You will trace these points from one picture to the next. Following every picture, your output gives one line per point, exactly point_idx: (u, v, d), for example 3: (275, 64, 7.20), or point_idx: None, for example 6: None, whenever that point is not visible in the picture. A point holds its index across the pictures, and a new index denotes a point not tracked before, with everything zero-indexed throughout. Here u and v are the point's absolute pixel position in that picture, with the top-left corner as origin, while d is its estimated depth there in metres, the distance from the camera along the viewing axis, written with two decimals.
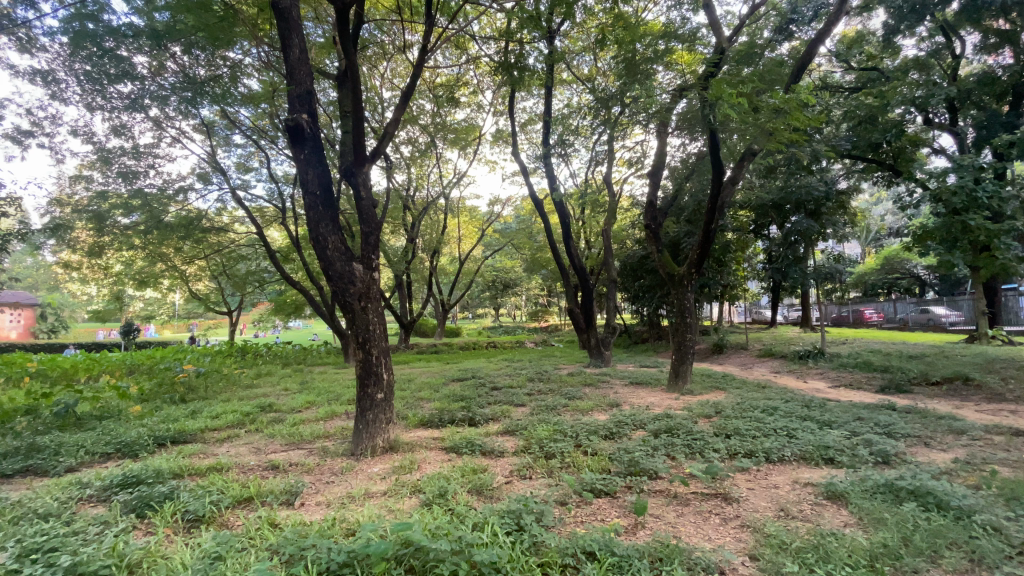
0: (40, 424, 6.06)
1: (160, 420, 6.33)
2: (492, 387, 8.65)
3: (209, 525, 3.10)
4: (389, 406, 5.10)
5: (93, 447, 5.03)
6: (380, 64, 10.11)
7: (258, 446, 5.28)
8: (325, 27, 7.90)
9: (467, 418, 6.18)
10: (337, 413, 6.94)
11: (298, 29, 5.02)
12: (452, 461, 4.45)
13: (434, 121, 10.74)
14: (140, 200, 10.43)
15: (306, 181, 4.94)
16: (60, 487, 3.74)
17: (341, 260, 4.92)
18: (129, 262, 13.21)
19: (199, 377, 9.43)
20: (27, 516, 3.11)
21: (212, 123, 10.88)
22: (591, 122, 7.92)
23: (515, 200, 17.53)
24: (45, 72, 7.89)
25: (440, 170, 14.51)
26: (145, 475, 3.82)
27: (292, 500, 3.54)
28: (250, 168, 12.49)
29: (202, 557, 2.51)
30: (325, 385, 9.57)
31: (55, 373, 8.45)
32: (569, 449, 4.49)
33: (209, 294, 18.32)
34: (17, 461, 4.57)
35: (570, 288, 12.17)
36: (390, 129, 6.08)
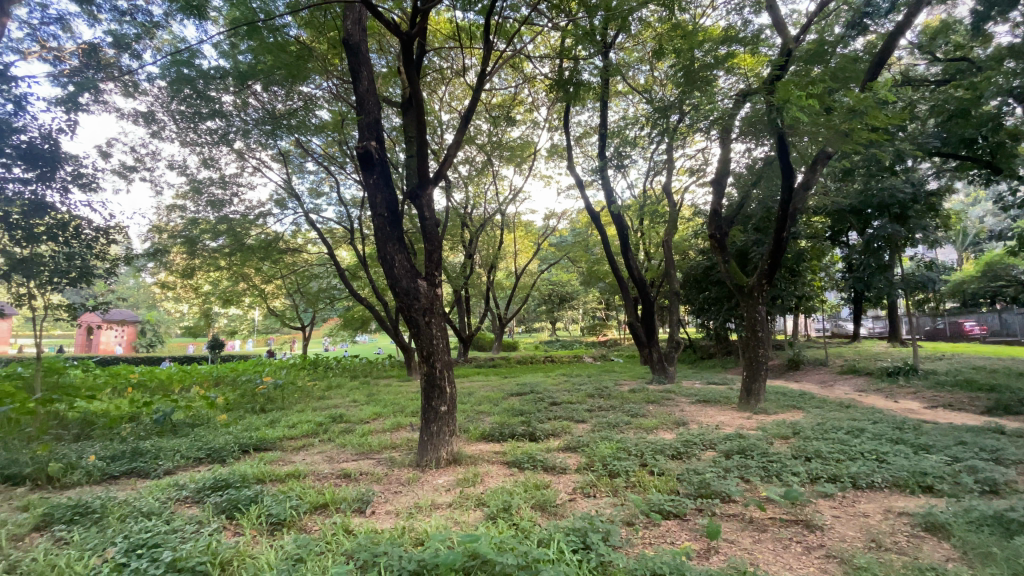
0: (142, 431, 6.71)
1: (244, 429, 6.83)
2: (551, 403, 8.57)
3: (289, 528, 3.30)
4: (452, 419, 5.18)
5: (187, 452, 5.51)
6: (439, 89, 10.54)
7: (331, 455, 5.56)
8: (389, 57, 8.37)
9: (527, 432, 6.17)
10: (403, 425, 7.17)
11: (367, 61, 5.36)
12: (514, 476, 4.46)
13: (490, 140, 10.98)
14: (226, 225, 11.45)
15: (374, 204, 5.21)
16: (161, 488, 4.12)
17: (407, 277, 5.11)
18: (216, 282, 14.40)
19: (277, 389, 10.10)
20: (133, 513, 3.45)
21: (289, 152, 11.74)
22: (650, 132, 7.79)
23: (571, 213, 17.45)
24: (147, 114, 8.90)
25: (496, 187, 14.77)
26: (232, 479, 4.13)
27: (364, 508, 3.69)
28: (321, 192, 13.30)
29: (285, 558, 2.67)
30: (391, 397, 9.91)
31: (154, 383, 9.37)
32: (634, 468, 4.35)
33: (285, 310, 19.58)
34: (125, 463, 5.08)
35: (631, 302, 11.90)
36: (452, 151, 6.27)
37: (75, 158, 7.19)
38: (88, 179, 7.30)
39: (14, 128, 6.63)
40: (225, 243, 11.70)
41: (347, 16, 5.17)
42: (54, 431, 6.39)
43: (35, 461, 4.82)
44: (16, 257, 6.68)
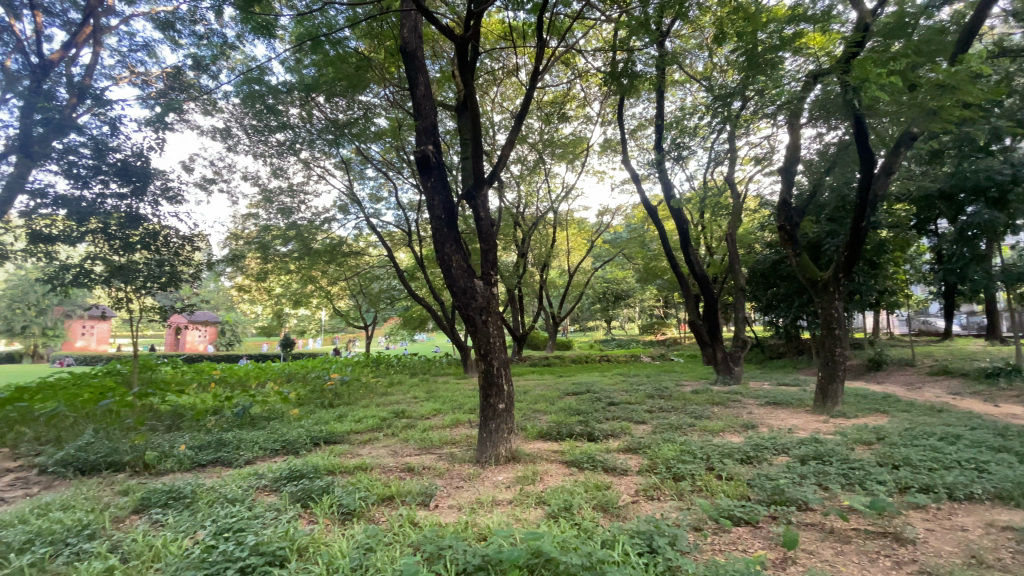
0: (225, 423, 7.25)
1: (314, 423, 7.21)
2: (610, 403, 8.43)
3: (358, 519, 3.44)
4: (511, 417, 5.21)
5: (264, 444, 5.89)
6: (491, 90, 10.64)
7: (395, 449, 5.76)
8: (443, 61, 8.54)
9: (585, 432, 6.10)
10: (462, 421, 7.30)
11: (423, 68, 5.50)
12: (574, 476, 4.42)
13: (542, 138, 10.93)
14: (295, 231, 12.16)
15: (432, 206, 5.34)
16: (243, 477, 4.44)
17: (464, 277, 5.19)
18: (286, 284, 15.29)
19: (343, 386, 10.59)
20: (220, 500, 3.73)
21: (350, 160, 12.29)
22: (710, 121, 7.47)
23: (626, 208, 17.05)
24: (223, 129, 9.62)
25: (548, 185, 14.70)
26: (306, 470, 4.37)
27: (427, 502, 3.79)
28: (380, 197, 13.81)
29: (356, 547, 2.79)
30: (449, 395, 10.11)
31: (234, 379, 10.10)
32: (700, 471, 4.19)
33: (348, 311, 20.48)
34: (210, 453, 5.50)
35: (692, 299, 11.47)
36: (506, 152, 6.30)
37: (162, 173, 7.87)
38: (174, 192, 7.96)
39: (112, 148, 7.35)
40: (294, 248, 12.41)
41: (404, 24, 5.32)
42: (150, 422, 7.03)
43: (134, 449, 5.31)
44: (116, 264, 7.45)
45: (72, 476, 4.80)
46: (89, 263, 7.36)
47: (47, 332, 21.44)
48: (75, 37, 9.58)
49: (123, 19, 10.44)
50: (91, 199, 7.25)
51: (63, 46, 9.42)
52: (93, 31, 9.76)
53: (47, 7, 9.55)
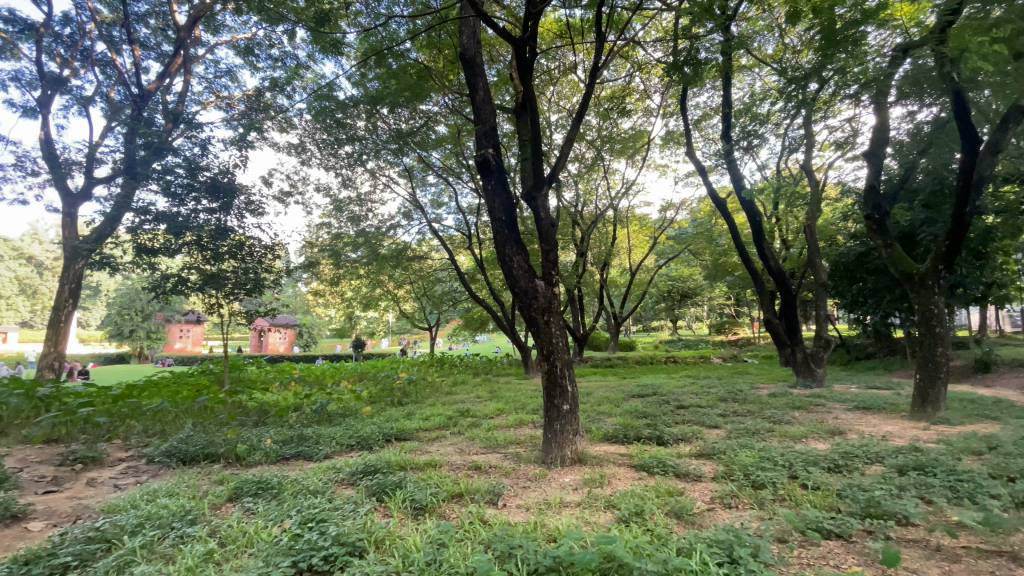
0: (304, 419, 7.74)
1: (385, 420, 7.51)
2: (679, 405, 8.12)
3: (430, 514, 3.54)
4: (575, 418, 5.16)
5: (341, 439, 6.22)
6: (547, 90, 10.61)
7: (462, 447, 5.88)
8: (499, 65, 8.63)
9: (653, 436, 5.92)
10: (526, 421, 7.34)
11: (482, 73, 5.59)
12: (644, 481, 4.29)
13: (600, 134, 10.74)
14: (363, 238, 12.76)
15: (493, 209, 5.39)
16: (323, 470, 4.70)
17: (525, 278, 5.20)
18: (356, 288, 16.05)
19: (411, 385, 10.97)
20: (303, 491, 3.98)
21: (413, 167, 12.73)
22: (782, 106, 7.02)
23: (691, 202, 16.37)
24: (298, 145, 10.30)
25: (608, 182, 14.42)
26: (380, 465, 4.56)
27: (496, 500, 3.83)
28: (442, 202, 14.17)
29: (430, 542, 2.87)
30: (512, 395, 10.17)
31: (311, 378, 10.75)
32: (782, 479, 3.92)
33: (414, 312, 21.17)
34: (293, 447, 5.88)
35: (766, 296, 10.82)
36: (565, 151, 6.24)
37: (245, 189, 8.53)
38: (256, 205, 8.60)
39: (202, 167, 8.09)
40: (363, 254, 13.03)
41: (463, 31, 5.43)
42: (240, 417, 7.64)
43: (228, 442, 5.79)
44: (208, 273, 8.16)
45: (176, 465, 5.31)
46: (186, 272, 8.11)
47: (151, 335, 23.83)
48: (168, 68, 10.68)
49: (207, 48, 11.49)
50: (186, 214, 7.99)
51: (159, 76, 10.51)
52: (183, 60, 10.82)
53: (143, 41, 10.68)
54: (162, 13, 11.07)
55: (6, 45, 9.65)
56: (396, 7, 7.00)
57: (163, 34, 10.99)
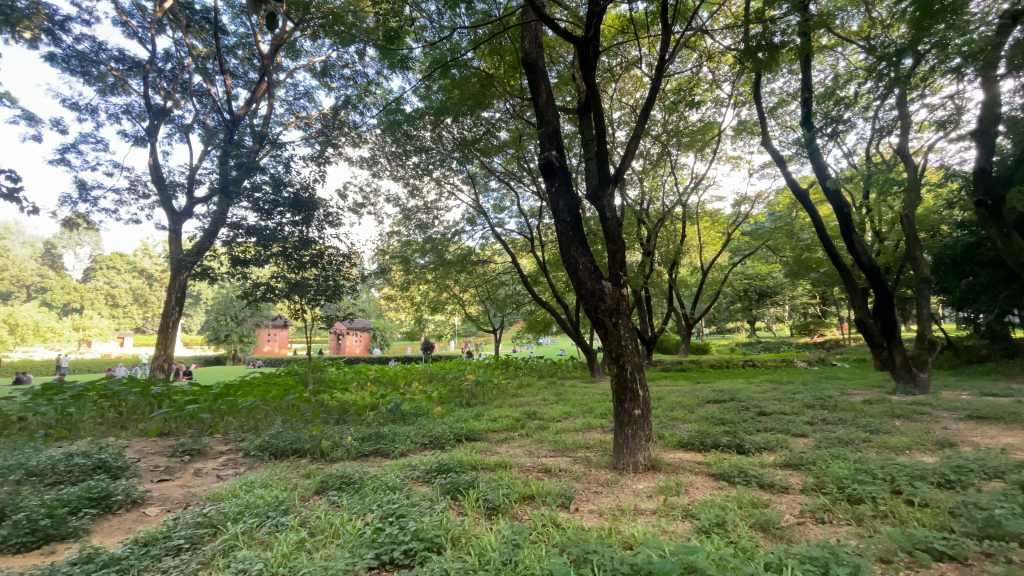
0: (381, 417, 8.13)
1: (456, 420, 7.72)
2: (759, 412, 7.65)
3: (502, 515, 3.58)
4: (648, 423, 5.01)
5: (415, 437, 6.46)
6: (609, 87, 10.43)
7: (531, 449, 5.91)
8: (560, 66, 8.61)
9: (733, 443, 5.62)
10: (594, 425, 7.23)
11: (545, 77, 5.60)
12: (724, 491, 4.07)
13: (666, 129, 10.40)
14: (430, 244, 13.20)
15: (557, 210, 5.37)
16: (400, 467, 4.90)
17: (591, 279, 5.13)
18: (424, 292, 16.59)
19: (478, 387, 11.20)
20: (383, 487, 4.17)
21: (476, 174, 13.00)
22: (871, 86, 6.43)
23: (768, 195, 15.38)
24: (370, 158, 10.86)
25: (675, 178, 13.91)
26: (453, 464, 4.68)
27: (568, 504, 3.81)
28: (504, 207, 14.33)
29: (505, 542, 2.90)
30: (579, 398, 10.07)
31: (386, 379, 11.28)
32: (882, 494, 3.58)
33: (479, 315, 21.55)
34: (372, 444, 6.18)
35: (856, 294, 9.95)
36: (631, 149, 6.09)
37: (324, 202, 9.11)
38: (334, 217, 9.16)
39: (286, 183, 8.74)
40: (430, 259, 13.47)
41: (524, 36, 5.48)
42: (323, 415, 8.16)
43: (313, 438, 6.20)
44: (293, 281, 8.80)
45: (269, 458, 5.76)
46: (274, 281, 8.79)
47: (244, 339, 26.00)
48: (255, 94, 11.67)
49: (288, 73, 12.42)
50: (273, 227, 8.66)
51: (247, 102, 11.52)
52: (267, 86, 11.78)
53: (233, 71, 11.75)
54: (248, 44, 12.11)
55: (119, 83, 10.98)
56: (458, 19, 7.20)
57: (249, 63, 12.03)
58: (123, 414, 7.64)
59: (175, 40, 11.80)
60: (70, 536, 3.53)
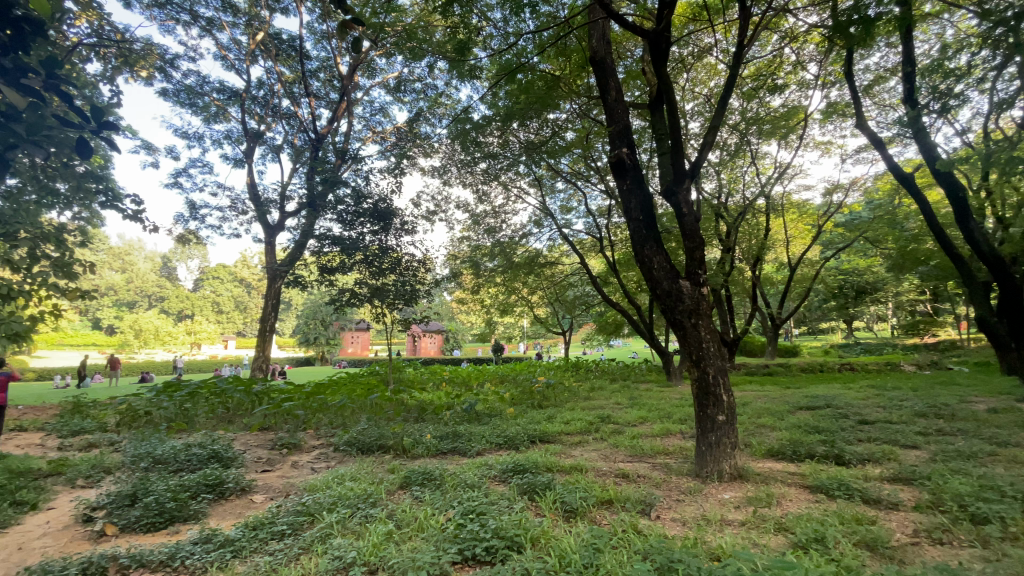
0: (457, 417, 8.37)
1: (529, 422, 7.78)
2: (860, 421, 6.98)
3: (582, 518, 3.55)
4: (733, 430, 4.76)
5: (490, 437, 6.59)
6: (680, 78, 10.02)
7: (606, 454, 5.81)
8: (627, 61, 8.41)
9: (830, 454, 5.18)
10: (672, 430, 6.97)
11: (614, 74, 5.50)
12: (822, 504, 3.77)
13: (744, 117, 9.82)
14: (499, 247, 13.39)
15: (629, 209, 5.24)
16: (477, 466, 5.03)
17: (668, 279, 4.95)
18: (494, 295, 16.83)
19: (550, 389, 11.20)
20: (463, 484, 4.30)
21: (543, 176, 13.04)
22: (991, 52, 5.67)
23: (864, 181, 14.03)
24: (441, 167, 11.26)
25: (756, 169, 13.08)
26: (528, 465, 4.72)
27: (648, 510, 3.70)
28: (572, 208, 14.22)
29: (585, 545, 2.88)
30: (655, 402, 9.74)
31: (461, 380, 11.61)
32: (1015, 514, 3.15)
33: (548, 317, 21.51)
34: (449, 442, 6.37)
35: (976, 289, 8.80)
36: (708, 141, 5.82)
37: (400, 211, 9.56)
38: (410, 225, 9.58)
39: (366, 196, 9.28)
40: (499, 263, 13.66)
41: (591, 35, 5.41)
42: (403, 413, 8.55)
43: (395, 436, 6.52)
44: (374, 286, 9.30)
45: (357, 453, 6.14)
46: (357, 287, 9.35)
47: (330, 342, 27.76)
48: (336, 112, 12.52)
49: (365, 91, 13.20)
50: (355, 237, 9.21)
51: (329, 121, 12.38)
52: (347, 105, 12.57)
53: (317, 93, 12.68)
54: (330, 67, 13.01)
55: (221, 111, 12.23)
56: (523, 23, 7.27)
57: (330, 84, 12.93)
58: (230, 409, 8.45)
59: (267, 69, 12.94)
60: (190, 518, 3.97)
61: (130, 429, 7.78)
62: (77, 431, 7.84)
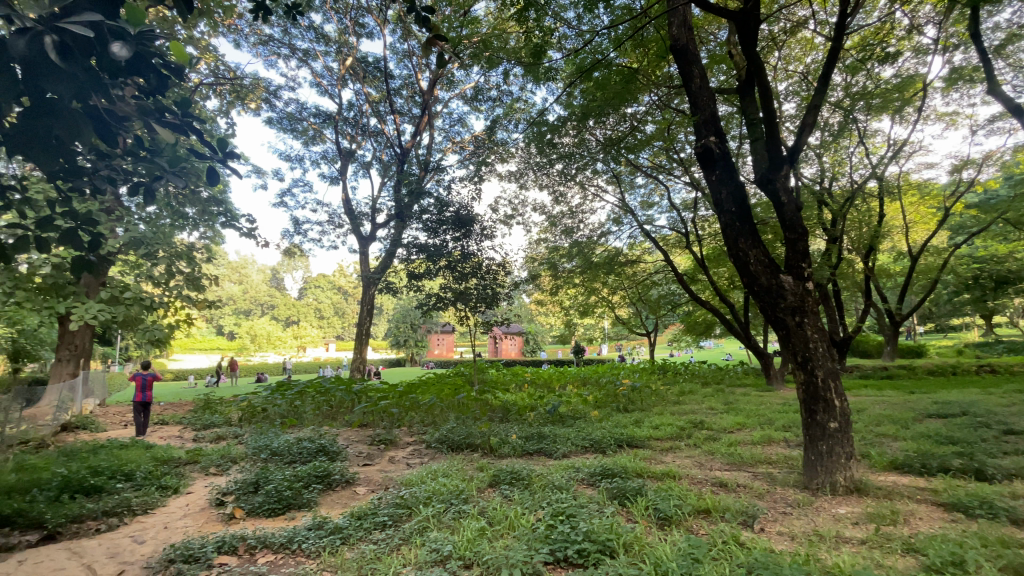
0: (541, 418, 8.39)
1: (615, 425, 7.60)
2: (1008, 431, 6.00)
3: (676, 526, 3.41)
4: (847, 438, 4.32)
5: (576, 440, 6.53)
6: (771, 57, 9.30)
7: (701, 461, 5.51)
8: (711, 45, 7.95)
9: (969, 468, 4.53)
10: (775, 438, 6.45)
11: (697, 60, 5.21)
12: (961, 524, 3.30)
13: (848, 93, 8.88)
14: (577, 248, 13.24)
15: (719, 201, 4.94)
16: (564, 468, 4.99)
17: (766, 274, 4.61)
18: (574, 296, 16.66)
19: (635, 392, 10.88)
20: (551, 485, 4.30)
21: (621, 173, 12.72)
22: None
23: (1003, 154, 12.09)
24: (517, 171, 11.39)
25: (863, 149, 11.77)
26: (617, 470, 4.60)
27: (751, 522, 3.46)
28: (653, 203, 13.69)
29: (682, 554, 2.76)
30: (752, 408, 9.08)
31: (543, 382, 11.65)
32: None
33: (630, 318, 20.87)
34: (535, 443, 6.41)
35: None
36: (809, 121, 5.33)
37: (479, 217, 9.81)
38: (489, 230, 9.79)
39: (448, 204, 9.64)
40: (577, 263, 13.52)
41: (672, 22, 5.17)
42: (489, 413, 8.74)
43: (483, 435, 6.70)
44: (458, 291, 9.63)
45: (448, 451, 6.37)
46: (442, 292, 9.73)
47: (418, 344, 29.14)
48: (418, 126, 13.14)
49: (444, 103, 13.73)
50: (438, 243, 9.57)
51: (412, 135, 13.03)
52: (428, 118, 13.15)
53: (400, 109, 13.40)
54: (411, 84, 13.71)
55: (317, 134, 13.34)
56: (596, 18, 7.15)
57: (412, 100, 13.61)
58: (334, 406, 9.14)
59: (355, 91, 13.90)
60: (304, 506, 4.37)
61: (251, 424, 8.73)
62: (209, 425, 8.93)
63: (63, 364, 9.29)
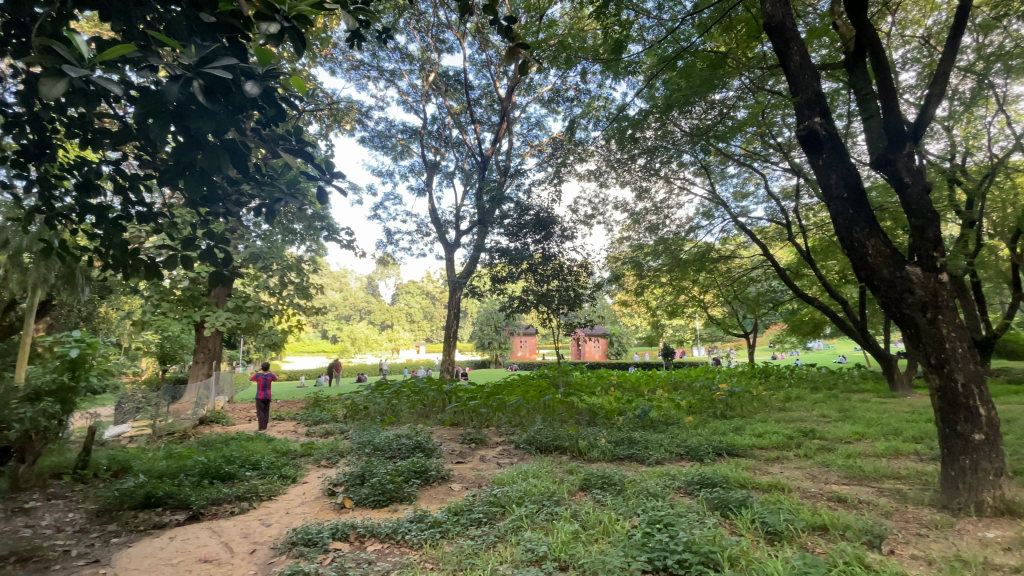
0: (630, 423, 8.17)
1: (712, 432, 7.18)
2: None
3: (788, 542, 3.15)
4: (998, 452, 3.73)
5: (670, 446, 6.27)
6: (883, 24, 8.30)
7: (814, 473, 5.04)
8: (809, 18, 7.28)
9: None
10: (903, 450, 5.73)
11: (796, 36, 4.76)
12: None
13: (983, 53, 7.68)
14: (663, 245, 12.73)
15: (828, 187, 4.48)
16: (658, 475, 4.81)
17: (888, 266, 4.09)
18: (661, 295, 16.03)
19: (733, 397, 10.22)
20: (645, 492, 4.16)
21: (710, 163, 12.04)
22: None
23: None
24: (598, 170, 11.23)
25: (1006, 116, 10.10)
26: (718, 479, 4.35)
27: (877, 543, 3.10)
28: (747, 193, 12.78)
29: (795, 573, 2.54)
30: (872, 416, 8.14)
31: (631, 386, 11.34)
32: None
33: (724, 317, 19.65)
34: (625, 448, 6.25)
35: None
36: (935, 90, 4.69)
37: (560, 219, 9.80)
38: (569, 231, 9.74)
39: (529, 207, 9.72)
40: (664, 261, 13.02)
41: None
42: (577, 415, 8.66)
43: (571, 438, 6.67)
44: (540, 293, 9.69)
45: (536, 452, 6.42)
46: (525, 294, 9.84)
47: (503, 346, 29.64)
48: (498, 133, 13.44)
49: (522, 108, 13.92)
50: (519, 246, 9.69)
51: (493, 142, 13.35)
52: (507, 124, 13.41)
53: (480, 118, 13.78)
54: (490, 92, 14.07)
55: (405, 148, 14.12)
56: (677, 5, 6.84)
57: (492, 108, 13.95)
58: (427, 406, 9.59)
59: (438, 105, 14.53)
60: (405, 499, 4.63)
61: (354, 421, 9.42)
62: (318, 421, 9.78)
63: (199, 365, 10.66)
